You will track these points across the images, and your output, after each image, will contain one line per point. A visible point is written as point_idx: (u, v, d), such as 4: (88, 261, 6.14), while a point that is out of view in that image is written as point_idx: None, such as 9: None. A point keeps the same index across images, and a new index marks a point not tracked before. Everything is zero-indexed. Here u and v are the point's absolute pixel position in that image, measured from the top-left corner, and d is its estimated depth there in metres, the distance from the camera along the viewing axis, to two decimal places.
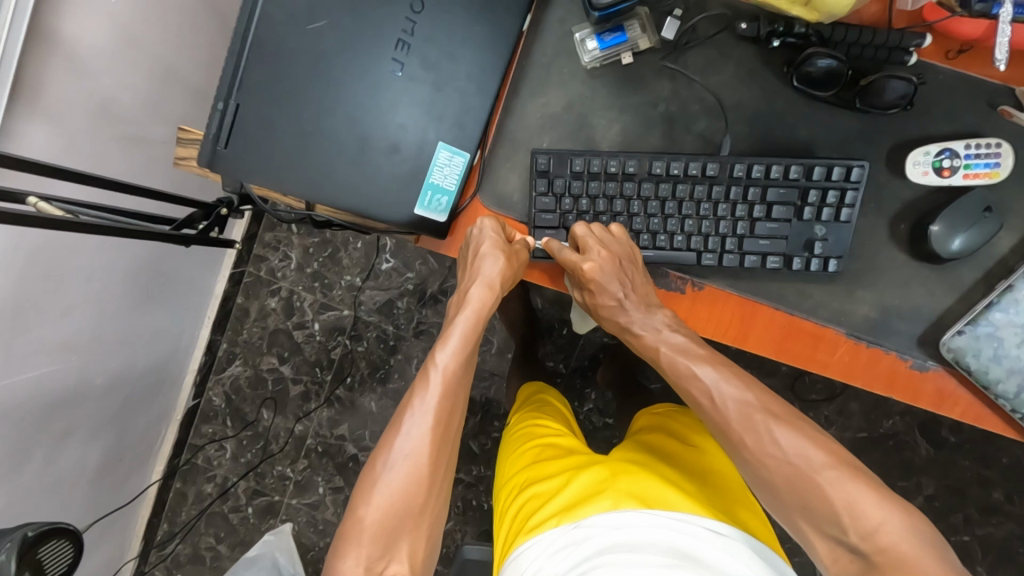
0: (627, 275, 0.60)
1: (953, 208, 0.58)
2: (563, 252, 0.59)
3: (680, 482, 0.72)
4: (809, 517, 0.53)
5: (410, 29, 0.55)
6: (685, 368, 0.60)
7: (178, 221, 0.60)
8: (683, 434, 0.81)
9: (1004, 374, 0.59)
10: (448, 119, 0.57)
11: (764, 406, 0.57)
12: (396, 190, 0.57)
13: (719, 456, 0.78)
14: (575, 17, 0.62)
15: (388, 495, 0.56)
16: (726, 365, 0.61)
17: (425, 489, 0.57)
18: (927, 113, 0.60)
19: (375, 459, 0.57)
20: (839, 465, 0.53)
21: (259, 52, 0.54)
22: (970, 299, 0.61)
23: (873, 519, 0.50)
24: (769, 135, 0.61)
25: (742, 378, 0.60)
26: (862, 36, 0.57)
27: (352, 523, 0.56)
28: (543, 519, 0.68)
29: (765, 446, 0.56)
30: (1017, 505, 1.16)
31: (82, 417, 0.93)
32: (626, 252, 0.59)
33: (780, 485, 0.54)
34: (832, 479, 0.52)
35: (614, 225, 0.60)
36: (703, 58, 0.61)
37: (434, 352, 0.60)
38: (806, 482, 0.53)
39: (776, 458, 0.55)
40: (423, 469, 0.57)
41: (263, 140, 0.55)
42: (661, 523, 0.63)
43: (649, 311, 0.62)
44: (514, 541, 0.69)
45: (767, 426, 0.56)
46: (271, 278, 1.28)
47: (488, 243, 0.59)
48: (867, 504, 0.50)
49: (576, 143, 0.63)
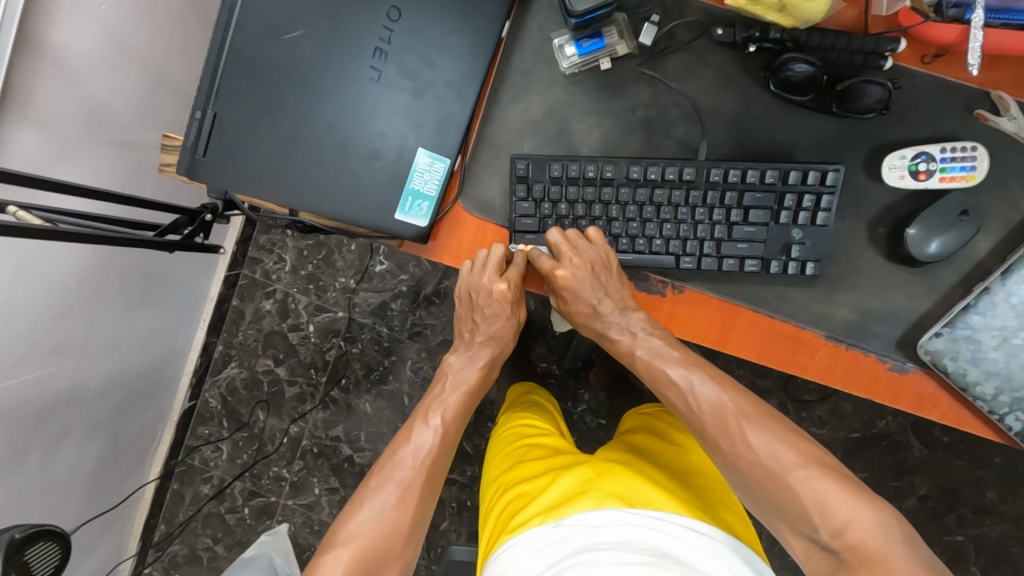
0: (603, 280, 0.63)
1: (930, 211, 0.58)
2: (540, 259, 0.63)
3: (664, 481, 0.72)
4: (784, 516, 0.56)
5: (387, 37, 0.56)
6: (660, 371, 0.65)
7: (162, 227, 0.60)
8: (667, 433, 0.82)
9: (981, 377, 0.59)
10: (427, 126, 0.58)
11: (739, 409, 0.61)
12: (376, 196, 0.58)
13: (704, 459, 0.79)
14: (555, 23, 0.62)
15: (366, 534, 0.61)
16: (698, 365, 0.64)
17: (403, 534, 0.62)
18: (904, 116, 0.60)
19: (360, 503, 0.63)
20: (811, 465, 0.56)
21: (238, 62, 0.54)
22: (948, 301, 0.62)
23: (842, 515, 0.52)
24: (747, 140, 0.62)
25: (716, 382, 0.63)
26: (837, 41, 0.57)
27: (326, 560, 0.59)
28: (526, 517, 0.69)
29: (740, 447, 0.59)
30: (1011, 505, 1.16)
31: (78, 419, 0.94)
32: (602, 258, 0.61)
33: (755, 484, 0.57)
34: (801, 478, 0.55)
35: (591, 229, 0.60)
36: (681, 64, 0.61)
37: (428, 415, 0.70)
38: (779, 483, 0.56)
39: (751, 458, 0.58)
40: (403, 514, 0.63)
41: (243, 148, 0.56)
42: (641, 523, 0.64)
43: (625, 313, 0.66)
44: (497, 539, 0.71)
45: (741, 427, 0.59)
46: (266, 280, 1.28)
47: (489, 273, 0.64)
48: (837, 502, 0.53)
49: (555, 149, 0.63)
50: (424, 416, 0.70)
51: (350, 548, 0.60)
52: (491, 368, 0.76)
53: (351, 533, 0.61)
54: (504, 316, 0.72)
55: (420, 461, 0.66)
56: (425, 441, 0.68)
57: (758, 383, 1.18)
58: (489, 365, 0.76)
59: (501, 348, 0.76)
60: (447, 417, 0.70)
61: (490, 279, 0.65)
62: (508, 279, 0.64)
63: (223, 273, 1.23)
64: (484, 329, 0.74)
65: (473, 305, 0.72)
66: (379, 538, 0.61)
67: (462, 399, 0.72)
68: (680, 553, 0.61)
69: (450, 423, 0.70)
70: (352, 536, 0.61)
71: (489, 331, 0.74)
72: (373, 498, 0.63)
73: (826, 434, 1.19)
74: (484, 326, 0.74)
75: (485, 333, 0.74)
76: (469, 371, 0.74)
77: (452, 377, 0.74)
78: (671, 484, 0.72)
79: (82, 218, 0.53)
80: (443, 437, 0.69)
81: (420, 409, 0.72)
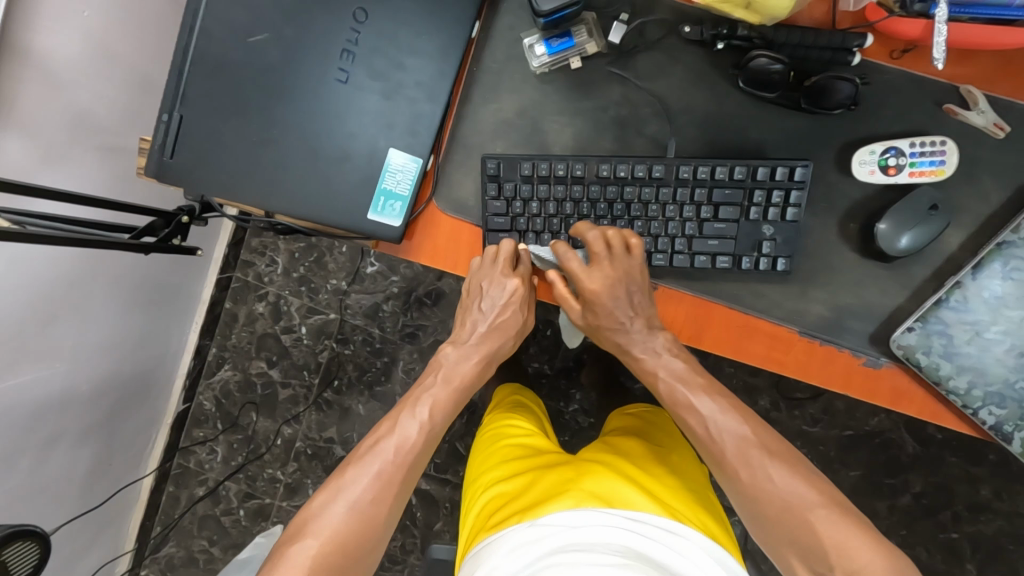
0: (632, 293, 0.62)
1: (900, 206, 0.58)
2: (568, 257, 0.61)
3: (660, 489, 0.71)
4: (798, 551, 0.55)
5: (355, 39, 0.56)
6: (685, 399, 0.63)
7: (138, 229, 0.59)
8: (661, 442, 0.83)
9: (955, 371, 0.59)
10: (398, 126, 0.58)
11: (760, 439, 0.60)
12: (348, 197, 0.59)
13: (684, 463, 0.80)
14: (525, 24, 0.63)
15: (337, 527, 0.61)
16: (723, 396, 0.63)
17: (373, 529, 0.62)
18: (873, 112, 0.61)
19: (335, 493, 0.63)
20: (829, 505, 0.55)
21: (206, 66, 0.55)
22: (921, 296, 0.62)
23: (859, 559, 0.52)
24: (719, 137, 0.62)
25: (738, 413, 0.62)
26: (804, 38, 0.58)
27: (294, 549, 0.60)
28: (505, 517, 0.69)
29: (760, 479, 0.58)
30: (1006, 502, 1.15)
31: (70, 421, 0.95)
32: (635, 271, 0.60)
33: (772, 520, 0.57)
34: (822, 517, 0.55)
35: (631, 236, 0.60)
36: (650, 62, 0.62)
37: (414, 407, 0.70)
38: (798, 519, 0.55)
39: (771, 493, 0.57)
40: (378, 510, 0.63)
41: (213, 150, 0.57)
42: (622, 523, 0.64)
43: (651, 333, 0.64)
44: (477, 536, 0.71)
45: (763, 462, 0.59)
46: (258, 283, 1.29)
47: (500, 266, 0.62)
48: (855, 546, 0.52)
49: (528, 148, 0.64)
50: (411, 408, 0.70)
51: (320, 539, 0.60)
52: (484, 365, 0.74)
53: (322, 524, 0.61)
54: (512, 308, 0.71)
55: (402, 456, 0.66)
56: (409, 433, 0.68)
57: (750, 381, 1.18)
58: (485, 361, 0.74)
59: (501, 343, 0.75)
60: (433, 412, 0.70)
61: (502, 273, 0.62)
62: (520, 274, 0.63)
63: (215, 276, 1.23)
64: (489, 319, 0.73)
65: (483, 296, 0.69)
66: (351, 532, 0.61)
67: (451, 394, 0.72)
68: (660, 555, 0.61)
69: (436, 419, 0.70)
70: (323, 527, 0.61)
71: (494, 321, 0.73)
72: (347, 489, 0.64)
73: (820, 432, 1.19)
74: (490, 317, 0.73)
75: (488, 325, 0.73)
76: (462, 366, 0.73)
77: (444, 371, 0.73)
78: (654, 486, 0.71)
79: (54, 221, 0.53)
80: (427, 433, 0.69)
81: (407, 399, 0.72)
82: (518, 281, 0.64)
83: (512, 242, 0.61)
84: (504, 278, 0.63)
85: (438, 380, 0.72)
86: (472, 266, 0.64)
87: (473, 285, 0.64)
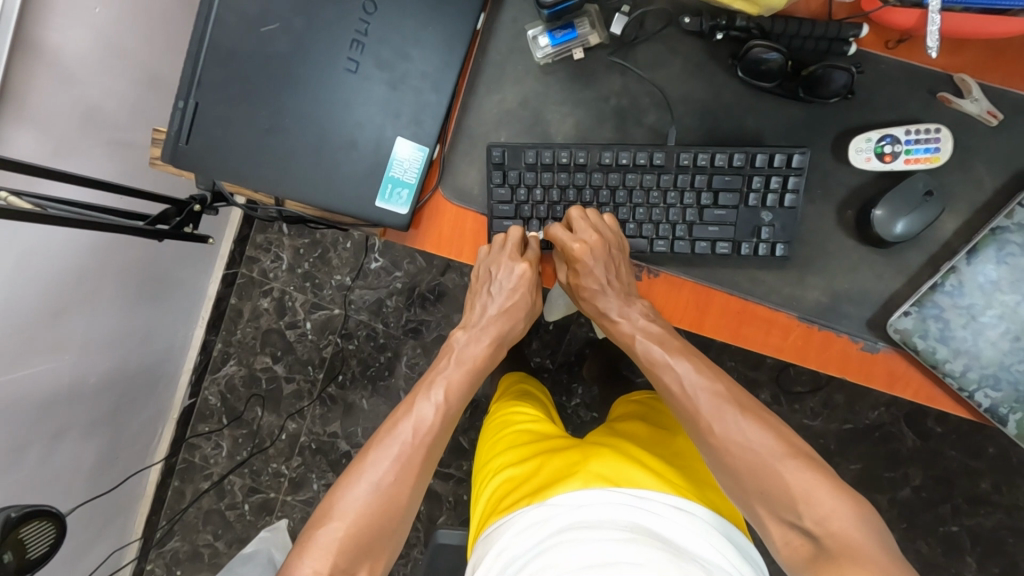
0: (615, 264, 0.63)
1: (895, 192, 0.60)
2: (554, 230, 0.62)
3: (663, 469, 0.73)
4: (766, 502, 0.57)
5: (363, 30, 0.58)
6: (661, 358, 0.65)
7: (152, 216, 0.60)
8: (659, 421, 0.85)
9: (950, 355, 0.60)
10: (405, 116, 0.60)
11: (732, 396, 0.62)
12: (357, 184, 0.60)
13: (690, 444, 0.80)
14: (529, 17, 0.64)
15: (360, 510, 0.63)
16: (697, 356, 0.66)
17: (397, 510, 0.64)
18: (868, 102, 0.62)
19: (356, 477, 0.65)
20: (797, 456, 0.58)
21: (215, 55, 0.57)
22: (916, 281, 0.63)
23: (824, 506, 0.55)
24: (717, 126, 0.64)
25: (711, 372, 0.64)
26: (800, 28, 0.59)
27: (321, 533, 0.62)
28: (516, 500, 0.71)
29: (731, 432, 0.60)
30: (1004, 495, 1.16)
31: (77, 414, 0.96)
32: (616, 241, 0.62)
33: (741, 471, 0.59)
34: (789, 467, 0.57)
35: (607, 215, 0.62)
36: (651, 53, 0.63)
37: (429, 390, 0.71)
38: (768, 471, 0.58)
39: (740, 445, 0.59)
40: (400, 492, 0.65)
41: (223, 138, 0.58)
42: (631, 502, 0.65)
43: (630, 300, 0.66)
44: (488, 519, 0.74)
45: (734, 416, 0.61)
46: (263, 279, 1.31)
47: (505, 255, 0.64)
48: (819, 492, 0.55)
49: (531, 137, 0.65)
50: (425, 392, 0.71)
51: (344, 522, 0.62)
52: (497, 346, 0.75)
53: (346, 507, 0.63)
54: (520, 292, 0.72)
55: (419, 439, 0.67)
56: (426, 417, 0.69)
57: (751, 375, 1.19)
58: (497, 342, 0.75)
59: (511, 326, 0.76)
60: (448, 394, 0.71)
61: (510, 259, 0.64)
62: (529, 259, 0.65)
63: (221, 272, 1.25)
64: (499, 302, 0.74)
65: (491, 280, 0.69)
66: (374, 514, 0.63)
67: (463, 376, 0.72)
68: (670, 531, 0.64)
69: (451, 401, 0.71)
70: (347, 510, 0.63)
71: (501, 304, 0.74)
72: (368, 473, 0.65)
73: (820, 426, 1.20)
74: (499, 300, 0.73)
75: (497, 307, 0.74)
76: (474, 348, 0.74)
77: (456, 353, 0.74)
78: (659, 465, 0.73)
79: (70, 205, 0.55)
80: (443, 415, 0.69)
81: (422, 383, 0.73)
82: (527, 265, 0.65)
83: (520, 229, 0.63)
84: (512, 263, 0.65)
85: (451, 363, 0.73)
86: (481, 255, 0.65)
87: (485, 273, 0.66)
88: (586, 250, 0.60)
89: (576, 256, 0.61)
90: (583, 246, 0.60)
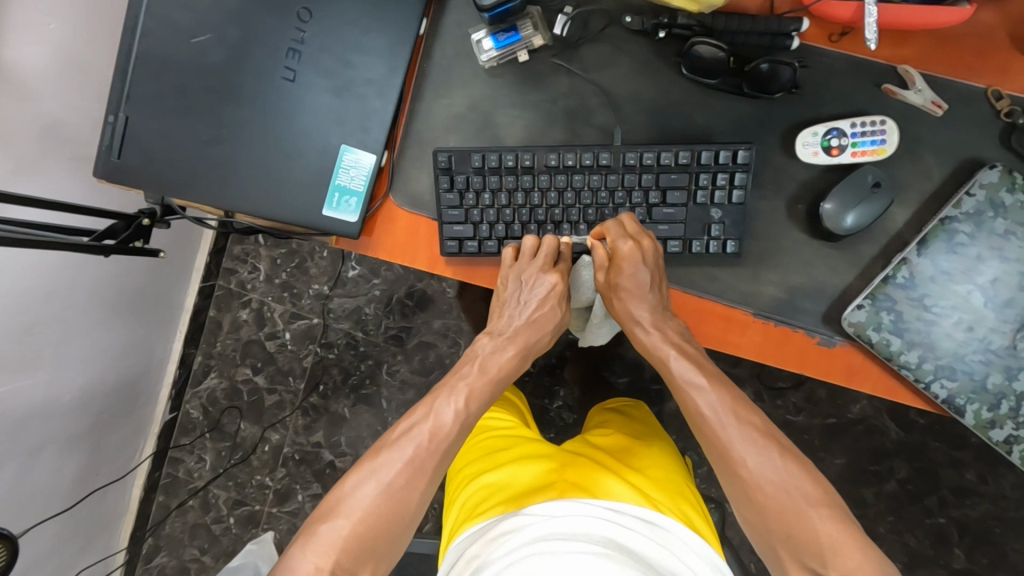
0: (657, 274, 0.61)
1: (842, 186, 0.59)
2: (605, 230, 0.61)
3: (670, 498, 0.72)
4: (790, 547, 0.56)
5: (299, 38, 0.58)
6: (696, 380, 0.62)
7: (97, 232, 0.59)
8: (647, 432, 0.86)
9: (905, 347, 0.60)
10: (350, 123, 0.60)
11: (770, 432, 0.60)
12: (303, 193, 0.60)
13: (671, 457, 0.82)
14: (473, 20, 0.64)
15: (368, 508, 0.59)
16: (727, 388, 0.63)
17: (406, 513, 0.60)
18: (814, 95, 0.62)
19: (367, 473, 0.61)
20: (829, 505, 0.56)
21: (143, 67, 0.56)
22: (870, 274, 0.62)
23: (851, 559, 0.53)
24: (666, 124, 0.63)
25: (741, 403, 0.62)
26: (741, 24, 0.59)
27: (325, 527, 0.58)
28: (490, 506, 0.71)
29: (766, 470, 0.58)
30: (991, 485, 1.16)
31: (53, 431, 0.95)
32: (658, 253, 0.61)
33: (770, 511, 0.57)
34: (821, 514, 0.55)
35: (650, 231, 0.61)
36: (597, 53, 0.63)
37: (448, 394, 0.65)
38: (797, 512, 0.56)
39: (773, 484, 0.58)
40: (410, 495, 0.60)
41: (157, 150, 0.58)
42: (643, 538, 0.65)
43: (665, 320, 0.63)
44: (462, 526, 0.73)
45: (771, 454, 0.59)
46: (241, 290, 1.30)
47: (540, 261, 0.62)
48: (848, 545, 0.53)
49: (481, 141, 0.65)
50: (448, 392, 0.66)
51: (351, 519, 0.58)
52: (523, 359, 0.69)
53: (354, 503, 0.59)
54: (551, 302, 0.67)
55: (436, 443, 0.63)
56: (444, 421, 0.64)
57: (731, 373, 1.19)
58: (521, 357, 0.69)
59: (538, 339, 0.69)
60: (470, 400, 0.65)
61: (540, 269, 0.62)
62: (560, 270, 0.64)
63: (198, 284, 1.24)
64: (526, 313, 0.67)
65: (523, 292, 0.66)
66: (382, 515, 0.59)
67: (487, 385, 0.66)
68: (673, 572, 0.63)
69: (473, 408, 0.66)
70: (355, 507, 0.59)
71: (530, 315, 0.68)
72: (380, 472, 0.61)
73: (804, 421, 1.19)
74: (527, 311, 0.67)
75: (524, 318, 0.68)
76: (499, 358, 0.68)
77: (480, 361, 0.68)
78: (667, 496, 0.72)
79: (6, 223, 0.54)
80: (462, 423, 0.65)
81: (443, 383, 0.68)
82: (557, 277, 0.64)
83: (553, 238, 0.62)
84: (542, 273, 0.63)
85: (474, 370, 0.67)
86: (505, 258, 0.63)
87: (511, 280, 0.63)
88: (636, 251, 0.59)
89: (623, 254, 0.59)
90: (634, 247, 0.59)
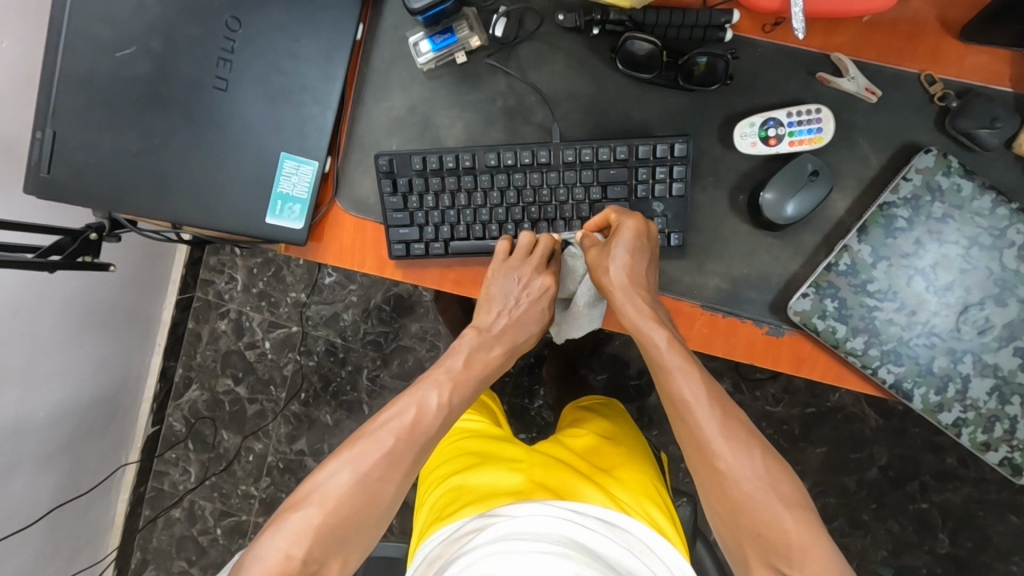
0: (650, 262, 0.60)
1: (781, 175, 0.59)
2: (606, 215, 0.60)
3: (639, 502, 0.72)
4: (759, 547, 0.53)
5: (229, 47, 0.58)
6: (682, 368, 0.57)
7: (43, 248, 0.58)
8: (620, 433, 0.85)
9: (850, 333, 0.60)
10: (287, 130, 0.60)
11: (750, 429, 0.57)
12: (245, 203, 0.60)
13: (643, 458, 0.81)
14: (409, 23, 0.64)
15: (342, 498, 0.55)
16: (710, 382, 0.58)
17: (380, 506, 0.56)
18: (748, 86, 0.62)
19: (340, 460, 0.56)
20: (803, 508, 0.54)
21: (68, 82, 0.56)
22: (814, 262, 0.63)
23: (816, 564, 0.51)
24: (605, 120, 0.63)
25: (722, 398, 0.58)
26: (672, 17, 0.60)
27: (294, 516, 0.54)
28: (461, 507, 0.70)
29: (744, 468, 0.55)
30: (972, 468, 1.15)
31: (28, 448, 0.95)
32: (654, 242, 0.60)
33: (743, 510, 0.54)
34: (794, 516, 0.53)
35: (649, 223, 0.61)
36: (533, 52, 0.63)
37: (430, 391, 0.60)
38: (770, 513, 0.53)
39: (750, 483, 0.55)
40: (386, 487, 0.56)
41: (85, 164, 0.57)
42: (611, 544, 0.64)
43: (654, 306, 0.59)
44: (431, 527, 0.71)
45: (750, 454, 0.56)
46: (219, 301, 1.30)
47: (538, 252, 0.61)
48: (815, 548, 0.52)
49: (423, 143, 0.65)
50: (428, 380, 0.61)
51: (323, 509, 0.54)
52: (508, 358, 0.64)
53: (326, 492, 0.55)
54: (542, 300, 0.64)
55: (412, 436, 0.58)
56: (416, 413, 0.58)
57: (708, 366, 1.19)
58: (505, 355, 0.64)
59: (521, 337, 0.64)
60: (454, 392, 0.61)
61: (534, 269, 0.61)
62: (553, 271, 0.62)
63: (174, 298, 1.24)
64: (514, 310, 0.64)
65: (508, 288, 0.63)
66: (355, 506, 0.55)
67: (472, 380, 0.61)
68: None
69: (456, 403, 0.61)
70: (326, 496, 0.55)
71: (517, 312, 0.63)
72: (353, 461, 0.56)
73: (783, 411, 1.19)
74: (516, 307, 0.63)
75: (512, 314, 0.63)
76: (485, 354, 0.63)
77: (464, 356, 0.62)
78: (636, 499, 0.72)
79: None
80: (445, 417, 0.60)
81: (425, 374, 0.63)
82: (549, 278, 0.63)
83: (549, 238, 0.61)
84: (534, 274, 0.61)
85: (456, 365, 0.61)
86: (499, 251, 0.62)
87: (501, 274, 0.62)
88: (637, 230, 0.58)
89: (625, 232, 0.58)
90: (636, 225, 0.58)
